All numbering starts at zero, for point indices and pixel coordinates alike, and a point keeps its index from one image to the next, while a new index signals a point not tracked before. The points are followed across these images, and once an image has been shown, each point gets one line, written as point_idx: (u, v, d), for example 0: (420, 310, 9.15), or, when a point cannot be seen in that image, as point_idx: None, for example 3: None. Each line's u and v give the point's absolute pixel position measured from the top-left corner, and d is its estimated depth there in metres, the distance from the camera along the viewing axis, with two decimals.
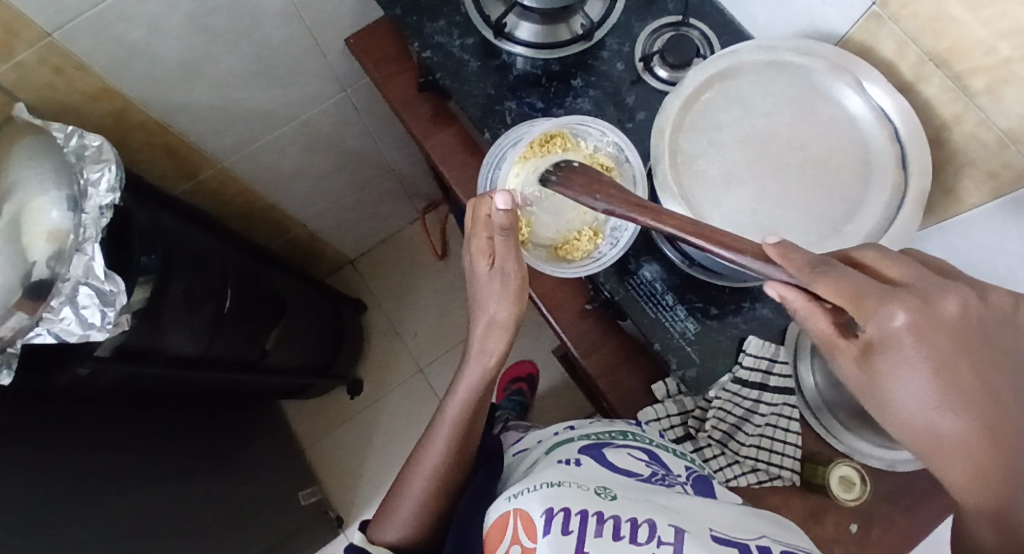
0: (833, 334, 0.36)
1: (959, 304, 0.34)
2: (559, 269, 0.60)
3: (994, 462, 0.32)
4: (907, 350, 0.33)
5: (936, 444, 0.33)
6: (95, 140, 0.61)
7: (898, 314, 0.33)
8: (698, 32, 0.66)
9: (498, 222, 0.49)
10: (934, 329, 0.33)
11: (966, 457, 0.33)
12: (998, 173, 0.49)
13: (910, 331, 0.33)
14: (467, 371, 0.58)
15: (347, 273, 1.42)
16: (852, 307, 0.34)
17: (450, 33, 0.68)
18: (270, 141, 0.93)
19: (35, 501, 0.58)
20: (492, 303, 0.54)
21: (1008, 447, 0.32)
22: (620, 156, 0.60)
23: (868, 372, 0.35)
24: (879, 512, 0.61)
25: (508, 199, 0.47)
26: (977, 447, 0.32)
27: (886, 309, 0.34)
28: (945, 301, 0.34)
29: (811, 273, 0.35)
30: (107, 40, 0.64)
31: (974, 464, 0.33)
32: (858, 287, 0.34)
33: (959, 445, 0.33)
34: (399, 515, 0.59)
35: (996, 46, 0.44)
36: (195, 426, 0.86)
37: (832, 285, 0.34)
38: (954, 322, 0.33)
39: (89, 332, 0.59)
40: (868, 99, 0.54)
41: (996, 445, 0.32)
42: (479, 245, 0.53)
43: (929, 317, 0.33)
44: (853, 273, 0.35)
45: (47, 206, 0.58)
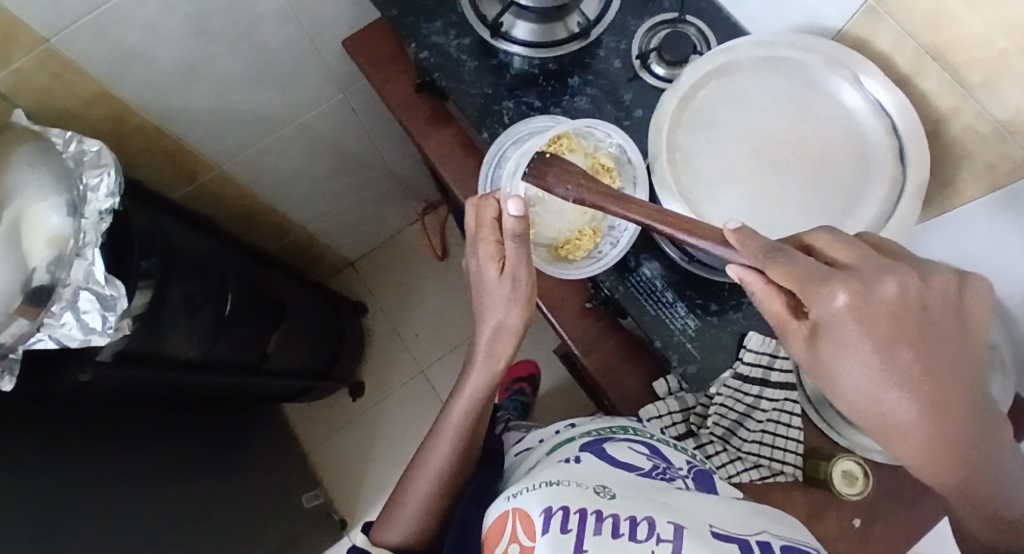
0: (785, 314, 0.36)
1: (901, 284, 0.33)
2: (560, 268, 0.62)
3: (939, 439, 0.32)
4: (846, 331, 0.33)
5: (884, 422, 0.33)
6: (94, 145, 0.61)
7: (839, 296, 0.33)
8: (694, 29, 0.66)
9: (509, 229, 0.48)
10: (878, 312, 0.33)
11: (911, 434, 0.32)
12: (996, 166, 0.49)
13: (851, 313, 0.33)
14: (472, 375, 0.58)
15: (348, 275, 1.42)
16: (797, 291, 0.34)
17: (447, 34, 0.68)
18: (269, 144, 0.93)
19: (40, 506, 0.58)
20: (500, 308, 0.53)
21: (951, 423, 0.32)
22: (621, 158, 0.61)
23: (813, 352, 0.34)
24: (882, 508, 0.60)
25: (519, 204, 0.46)
26: (921, 424, 0.32)
27: (827, 291, 0.33)
28: (887, 282, 0.33)
29: (763, 259, 0.35)
30: (106, 45, 0.64)
31: (917, 440, 0.32)
32: (804, 273, 0.34)
33: (903, 421, 0.32)
34: (402, 516, 0.59)
35: (993, 38, 0.43)
36: (197, 429, 0.87)
37: (782, 269, 0.34)
38: (894, 303, 0.33)
39: (90, 336, 0.59)
40: (866, 94, 0.54)
41: (941, 422, 0.32)
42: (487, 250, 0.52)
43: (869, 299, 0.33)
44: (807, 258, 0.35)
45: (47, 211, 0.57)
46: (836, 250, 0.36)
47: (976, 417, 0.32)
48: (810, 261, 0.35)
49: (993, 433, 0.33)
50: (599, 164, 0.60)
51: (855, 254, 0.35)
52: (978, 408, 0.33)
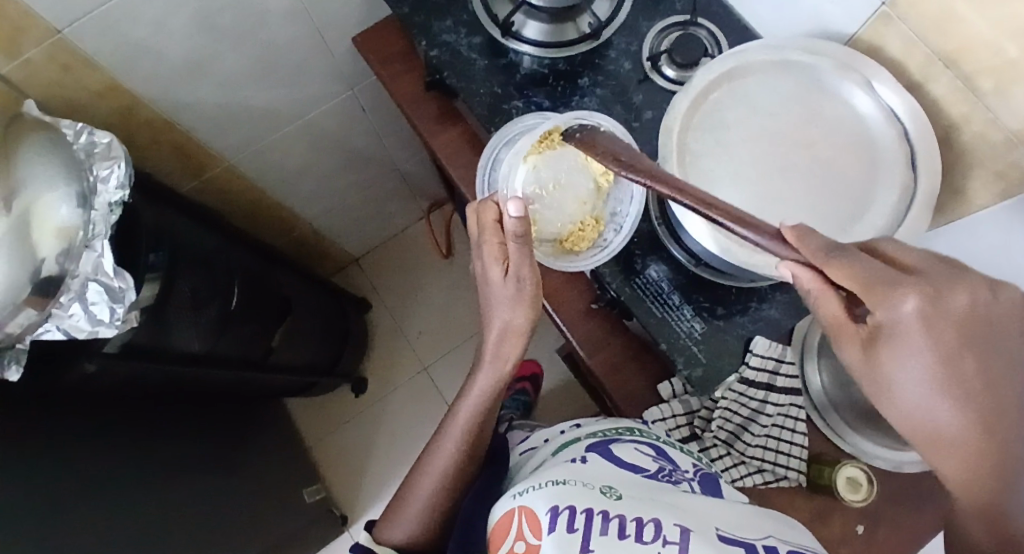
0: (842, 317, 0.35)
1: (971, 296, 0.33)
2: (567, 262, 0.61)
3: (983, 458, 0.32)
4: (910, 339, 0.33)
5: (930, 436, 0.33)
6: (104, 137, 0.61)
7: (909, 300, 0.32)
8: (705, 31, 0.66)
9: (510, 230, 0.48)
10: (945, 321, 0.32)
11: (958, 451, 0.33)
12: (1007, 174, 0.49)
13: (918, 318, 0.32)
14: (479, 377, 0.58)
15: (352, 272, 1.42)
16: (861, 295, 0.33)
17: (457, 32, 0.68)
18: (276, 139, 0.94)
19: (43, 497, 0.58)
20: (504, 309, 0.53)
21: (994, 445, 0.32)
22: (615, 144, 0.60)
23: (869, 358, 0.35)
24: (885, 513, 0.60)
25: (520, 205, 0.46)
26: (968, 441, 0.32)
27: (898, 295, 0.33)
28: (957, 292, 0.33)
29: (819, 260, 0.35)
30: (116, 38, 0.64)
31: (962, 457, 0.33)
32: (870, 275, 0.34)
33: (951, 434, 0.32)
34: (406, 515, 0.59)
35: (1004, 45, 0.43)
36: (201, 423, 0.87)
37: (843, 269, 0.34)
38: (962, 313, 0.32)
39: (97, 328, 0.58)
40: (877, 99, 0.54)
41: (989, 439, 0.32)
42: (491, 251, 0.51)
43: (937, 305, 0.32)
44: (874, 263, 0.34)
45: (55, 203, 0.57)
46: (903, 255, 0.36)
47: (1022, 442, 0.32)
48: (874, 263, 0.34)
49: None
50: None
51: (925, 260, 0.35)
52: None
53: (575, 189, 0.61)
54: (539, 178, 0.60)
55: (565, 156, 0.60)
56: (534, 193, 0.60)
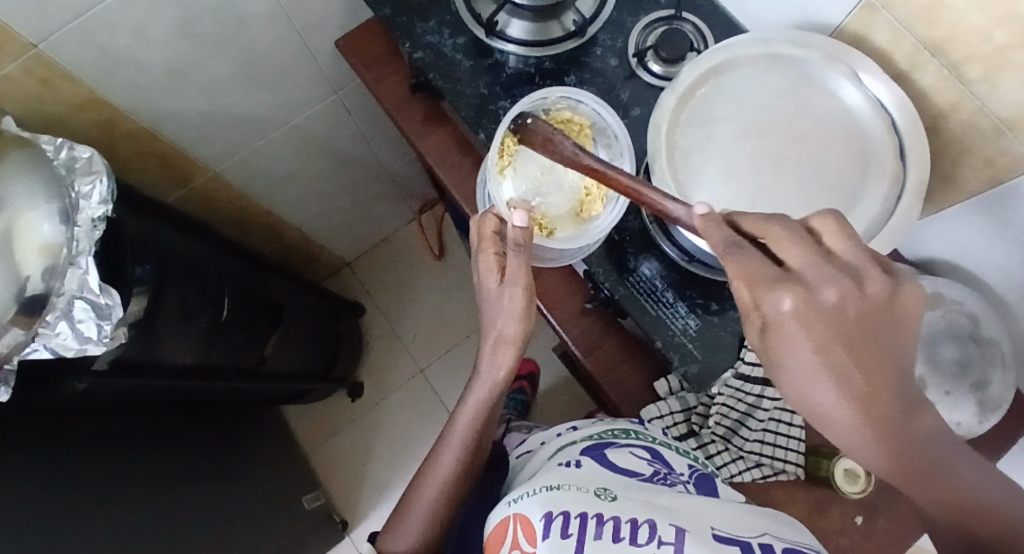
0: (745, 305, 0.33)
1: (842, 292, 0.31)
2: (595, 228, 0.58)
3: (871, 432, 0.32)
4: (790, 333, 0.32)
5: (821, 417, 0.33)
6: (85, 152, 0.60)
7: (784, 300, 0.31)
8: (691, 25, 0.65)
9: (513, 236, 0.50)
10: (821, 319, 0.31)
11: (845, 428, 0.33)
12: (995, 161, 0.49)
13: (795, 318, 0.31)
14: (478, 385, 0.58)
15: (344, 275, 1.42)
16: (749, 287, 0.33)
17: (440, 33, 0.67)
18: (262, 146, 0.93)
19: (36, 515, 0.57)
20: (500, 319, 0.54)
21: (880, 420, 0.32)
22: (571, 101, 0.61)
23: (765, 343, 0.33)
24: (885, 502, 0.61)
25: (525, 215, 0.50)
26: (850, 420, 0.32)
27: (773, 295, 0.32)
28: (829, 288, 0.31)
29: (722, 251, 0.33)
30: (94, 50, 0.63)
31: (850, 435, 0.33)
32: (756, 271, 0.33)
33: (832, 414, 0.33)
34: (405, 528, 0.58)
35: (991, 32, 0.43)
36: (196, 433, 0.86)
37: (738, 265, 0.33)
38: (835, 310, 0.31)
39: (86, 345, 0.57)
40: (864, 90, 0.54)
41: (868, 416, 0.32)
42: (487, 262, 0.53)
43: (812, 302, 0.31)
44: (759, 257, 0.33)
45: (38, 220, 0.57)
46: (789, 246, 0.33)
47: (903, 412, 0.33)
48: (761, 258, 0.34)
49: (920, 424, 0.33)
50: (559, 123, 0.60)
51: (805, 257, 0.32)
52: (907, 402, 0.33)
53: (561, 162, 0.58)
54: (524, 177, 0.57)
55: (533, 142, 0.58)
56: (528, 195, 0.57)
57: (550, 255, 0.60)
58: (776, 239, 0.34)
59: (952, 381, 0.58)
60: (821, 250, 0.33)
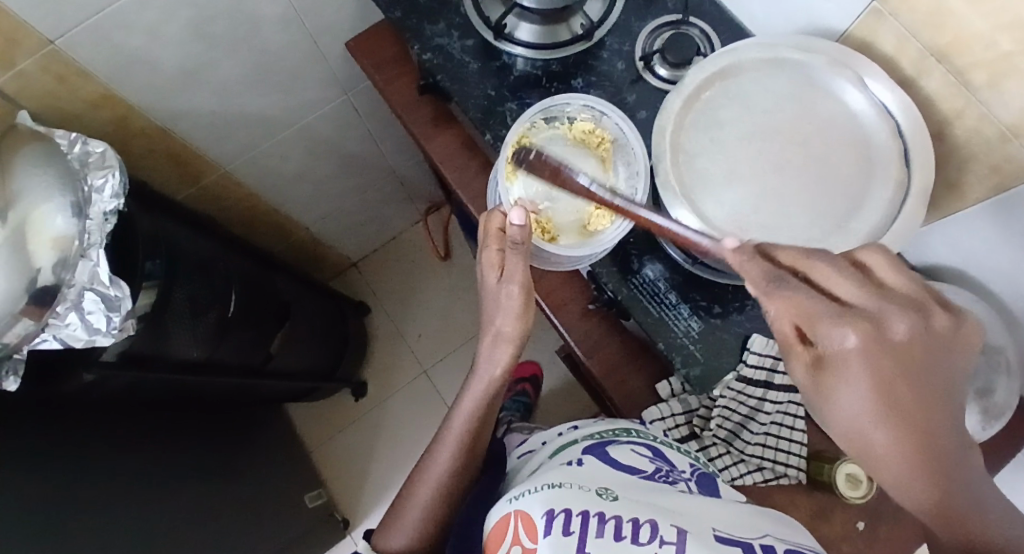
0: (791, 337, 0.34)
1: (909, 328, 0.32)
2: (596, 245, 0.57)
3: (919, 468, 0.33)
4: (850, 368, 0.32)
5: (865, 451, 0.34)
6: (99, 147, 0.61)
7: (850, 336, 0.32)
8: (698, 30, 0.66)
9: (512, 237, 0.49)
10: (886, 353, 0.32)
11: (893, 465, 0.33)
12: (1001, 168, 0.49)
13: (859, 354, 0.32)
14: (474, 382, 0.59)
15: (350, 276, 1.42)
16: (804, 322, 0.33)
17: (450, 35, 0.68)
18: (272, 145, 0.94)
19: (42, 505, 0.58)
20: (499, 316, 0.55)
21: (931, 457, 0.32)
22: (595, 114, 0.61)
23: (816, 380, 0.34)
24: (888, 509, 0.60)
25: (522, 214, 0.47)
26: (901, 454, 0.32)
27: (839, 331, 0.32)
28: (895, 323, 0.32)
29: (765, 288, 0.34)
30: (109, 48, 0.64)
31: (899, 470, 0.33)
32: (811, 306, 0.33)
33: (882, 448, 0.33)
34: (402, 524, 0.59)
35: (996, 39, 0.43)
36: (201, 429, 0.87)
37: (787, 301, 0.34)
38: (901, 345, 0.32)
39: (95, 337, 0.59)
40: (869, 95, 0.54)
41: (920, 452, 0.32)
42: (489, 258, 0.53)
43: (879, 340, 0.32)
44: (808, 291, 0.33)
45: (50, 214, 0.57)
46: (842, 282, 0.34)
47: (956, 451, 0.33)
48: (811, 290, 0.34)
49: (972, 468, 0.33)
50: (581, 132, 0.61)
51: (865, 290, 0.33)
52: (960, 442, 0.33)
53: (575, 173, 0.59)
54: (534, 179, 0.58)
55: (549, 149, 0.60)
56: (536, 197, 0.57)
57: (552, 260, 0.60)
58: (823, 275, 0.34)
59: None
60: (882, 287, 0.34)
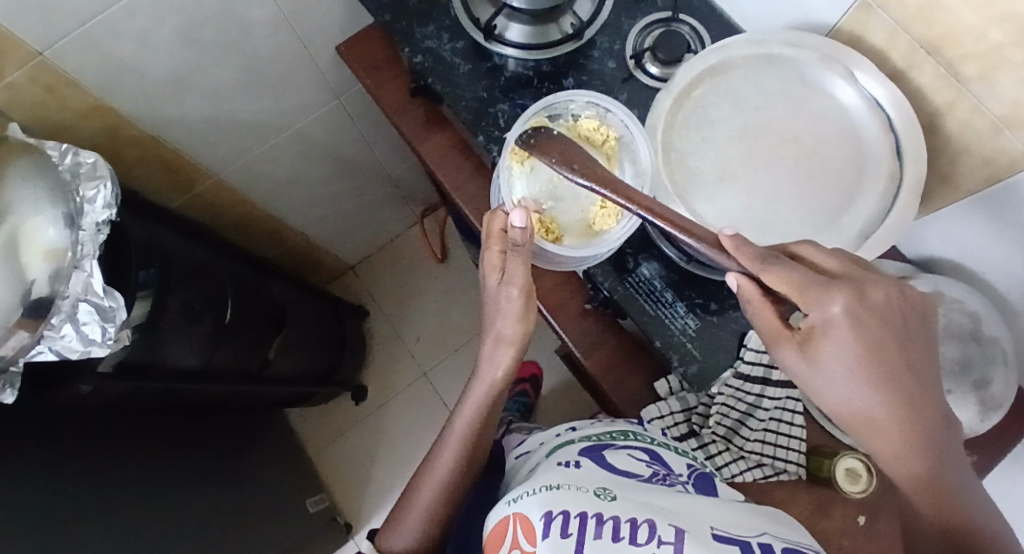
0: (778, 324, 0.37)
1: (887, 294, 0.36)
2: (598, 247, 0.57)
3: (907, 432, 0.35)
4: (839, 336, 0.35)
5: (857, 421, 0.37)
6: (90, 157, 0.62)
7: (837, 303, 0.35)
8: (688, 27, 0.66)
9: (513, 239, 0.49)
10: (870, 319, 0.35)
11: (884, 429, 0.36)
12: (993, 159, 0.49)
13: (847, 319, 0.35)
14: (476, 385, 0.59)
15: (348, 280, 1.42)
16: (796, 295, 0.36)
17: (440, 37, 0.68)
18: (265, 151, 0.94)
19: (39, 518, 0.58)
20: (500, 319, 0.55)
21: (916, 419, 0.35)
22: (599, 110, 0.59)
23: (808, 355, 0.37)
24: (888, 503, 0.60)
25: (524, 215, 0.47)
26: (889, 417, 0.35)
27: (827, 297, 0.35)
28: (876, 290, 0.36)
29: (761, 265, 0.36)
30: (98, 58, 0.64)
31: (889, 433, 0.36)
32: (801, 280, 0.36)
33: (871, 414, 0.36)
34: (404, 529, 0.59)
35: (986, 31, 0.43)
36: (201, 437, 0.87)
37: (779, 277, 0.36)
38: (882, 308, 0.36)
39: (90, 348, 0.60)
40: (861, 90, 0.54)
41: (906, 413, 0.35)
42: (492, 259, 0.53)
43: (863, 304, 0.35)
44: (796, 266, 0.36)
45: (41, 226, 0.55)
46: (825, 258, 0.38)
47: (937, 415, 0.36)
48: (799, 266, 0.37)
49: (950, 430, 0.36)
50: (586, 130, 0.59)
51: (844, 264, 0.37)
52: (941, 409, 0.36)
53: None
54: (538, 179, 0.57)
55: None
56: (540, 197, 0.57)
57: (554, 259, 0.60)
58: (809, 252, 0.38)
59: (954, 379, 0.57)
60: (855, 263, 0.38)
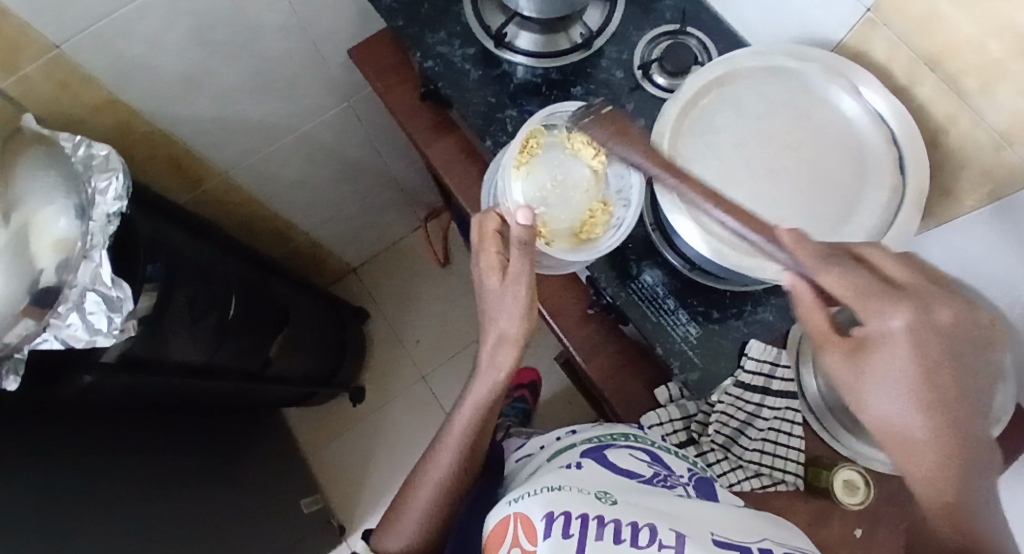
0: (828, 327, 0.35)
1: (957, 315, 0.33)
2: (589, 251, 0.58)
3: (952, 462, 0.31)
4: (894, 347, 0.32)
5: (899, 440, 0.33)
6: (102, 149, 0.62)
7: (898, 316, 0.33)
8: (695, 40, 0.67)
9: (515, 236, 0.50)
10: (933, 336, 0.32)
11: (926, 455, 0.32)
12: (994, 173, 0.50)
13: (906, 333, 0.32)
14: (477, 385, 0.58)
15: (349, 283, 1.43)
16: (854, 299, 0.34)
17: (450, 43, 0.69)
18: (273, 151, 0.94)
19: (37, 511, 0.58)
20: (503, 317, 0.53)
21: (962, 449, 0.31)
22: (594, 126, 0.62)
23: (854, 363, 0.34)
24: (886, 515, 0.60)
25: (527, 213, 0.50)
26: (935, 440, 0.32)
27: (889, 309, 0.33)
28: (945, 309, 0.33)
29: (819, 267, 0.35)
30: (114, 53, 0.65)
31: (931, 459, 0.32)
32: (862, 285, 0.34)
33: (915, 434, 0.32)
34: (402, 526, 0.59)
35: (987, 46, 0.44)
36: (198, 434, 0.87)
37: (838, 279, 0.34)
38: (947, 328, 0.32)
39: (96, 337, 0.58)
40: (864, 103, 0.55)
41: (954, 440, 0.31)
42: (490, 260, 0.54)
43: (927, 321, 0.32)
44: (864, 273, 0.34)
45: (55, 215, 0.58)
46: (894, 269, 0.35)
47: (984, 451, 0.32)
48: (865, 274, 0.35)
49: (992, 471, 0.32)
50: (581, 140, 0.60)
51: (914, 277, 0.35)
52: (987, 444, 0.32)
53: (573, 180, 0.59)
54: (535, 182, 0.58)
55: (550, 154, 0.60)
56: (534, 201, 0.58)
57: (547, 262, 0.61)
58: (879, 258, 0.36)
59: None
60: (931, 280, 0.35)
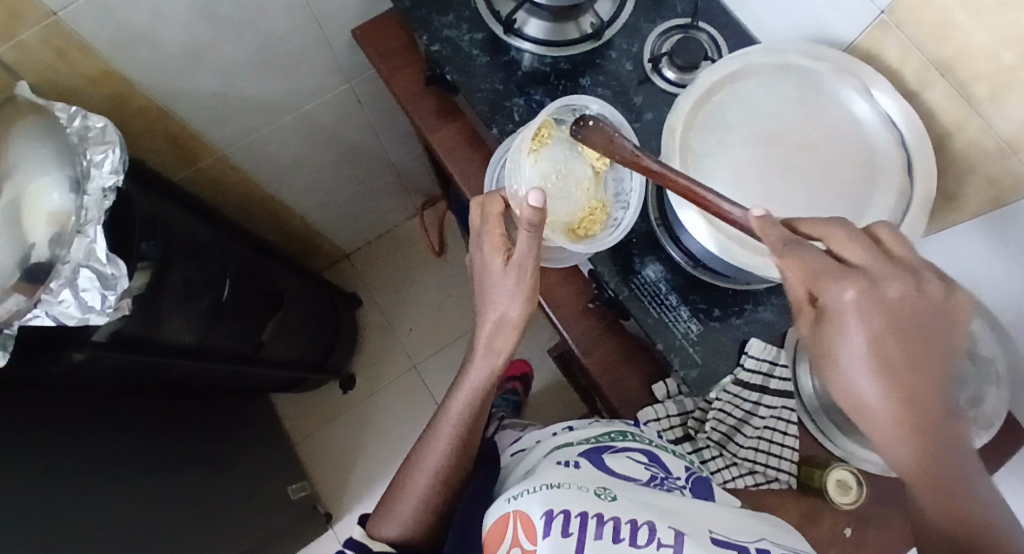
0: (802, 297, 0.38)
1: (903, 289, 0.35)
2: (587, 247, 0.58)
3: (910, 426, 0.35)
4: (846, 319, 0.35)
5: (862, 410, 0.36)
6: (99, 122, 0.60)
7: (847, 291, 0.35)
8: (706, 35, 0.66)
9: (525, 217, 0.47)
10: (880, 309, 0.35)
11: (882, 421, 0.35)
12: (998, 180, 0.50)
13: (854, 307, 0.35)
14: (474, 369, 0.58)
15: (342, 268, 1.41)
16: (809, 282, 0.36)
17: (459, 27, 0.67)
18: (271, 131, 0.93)
19: (18, 491, 0.56)
20: (504, 300, 0.54)
21: (920, 414, 0.35)
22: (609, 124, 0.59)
23: (817, 334, 0.37)
24: (876, 515, 0.61)
25: (539, 195, 0.44)
26: (890, 408, 0.35)
27: (837, 286, 0.35)
28: (892, 285, 0.35)
29: (782, 250, 0.38)
30: (112, 24, 0.63)
31: (892, 425, 0.35)
32: (816, 267, 0.36)
33: (873, 403, 0.35)
34: (398, 513, 0.58)
35: (999, 53, 0.44)
36: (185, 417, 0.85)
37: (796, 262, 0.37)
38: (895, 302, 0.35)
39: (88, 315, 0.57)
40: (874, 106, 0.55)
41: (908, 406, 0.35)
42: (493, 242, 0.53)
43: (873, 296, 0.35)
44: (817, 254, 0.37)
45: (48, 187, 0.56)
46: (847, 247, 0.37)
47: (945, 416, 0.35)
48: (822, 257, 0.37)
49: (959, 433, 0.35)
50: None
51: (869, 256, 0.37)
52: (949, 410, 0.35)
53: (576, 176, 0.59)
54: (541, 172, 0.58)
55: (556, 148, 0.59)
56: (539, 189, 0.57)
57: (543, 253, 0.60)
58: (837, 239, 0.38)
59: None
60: (883, 253, 0.37)
